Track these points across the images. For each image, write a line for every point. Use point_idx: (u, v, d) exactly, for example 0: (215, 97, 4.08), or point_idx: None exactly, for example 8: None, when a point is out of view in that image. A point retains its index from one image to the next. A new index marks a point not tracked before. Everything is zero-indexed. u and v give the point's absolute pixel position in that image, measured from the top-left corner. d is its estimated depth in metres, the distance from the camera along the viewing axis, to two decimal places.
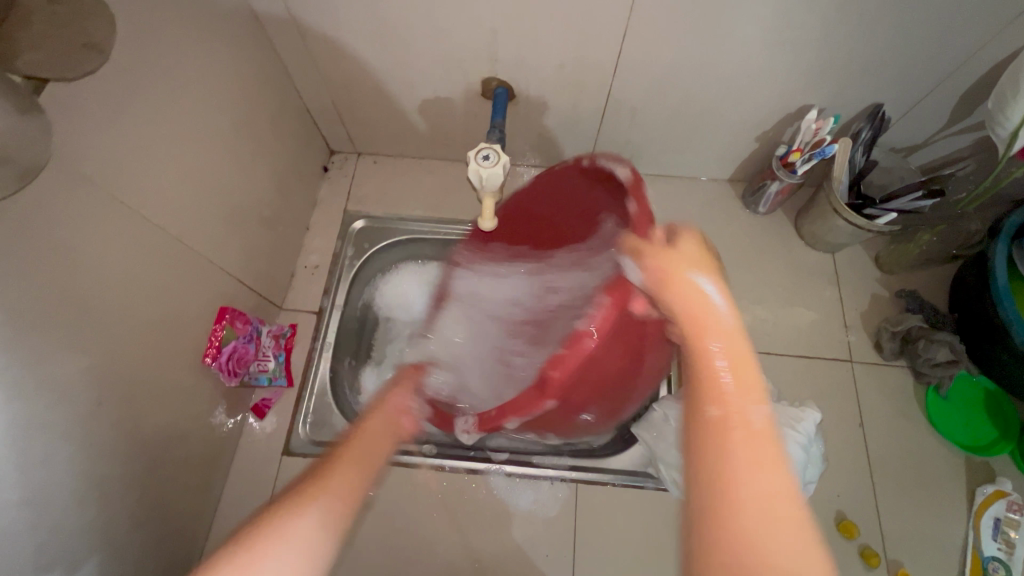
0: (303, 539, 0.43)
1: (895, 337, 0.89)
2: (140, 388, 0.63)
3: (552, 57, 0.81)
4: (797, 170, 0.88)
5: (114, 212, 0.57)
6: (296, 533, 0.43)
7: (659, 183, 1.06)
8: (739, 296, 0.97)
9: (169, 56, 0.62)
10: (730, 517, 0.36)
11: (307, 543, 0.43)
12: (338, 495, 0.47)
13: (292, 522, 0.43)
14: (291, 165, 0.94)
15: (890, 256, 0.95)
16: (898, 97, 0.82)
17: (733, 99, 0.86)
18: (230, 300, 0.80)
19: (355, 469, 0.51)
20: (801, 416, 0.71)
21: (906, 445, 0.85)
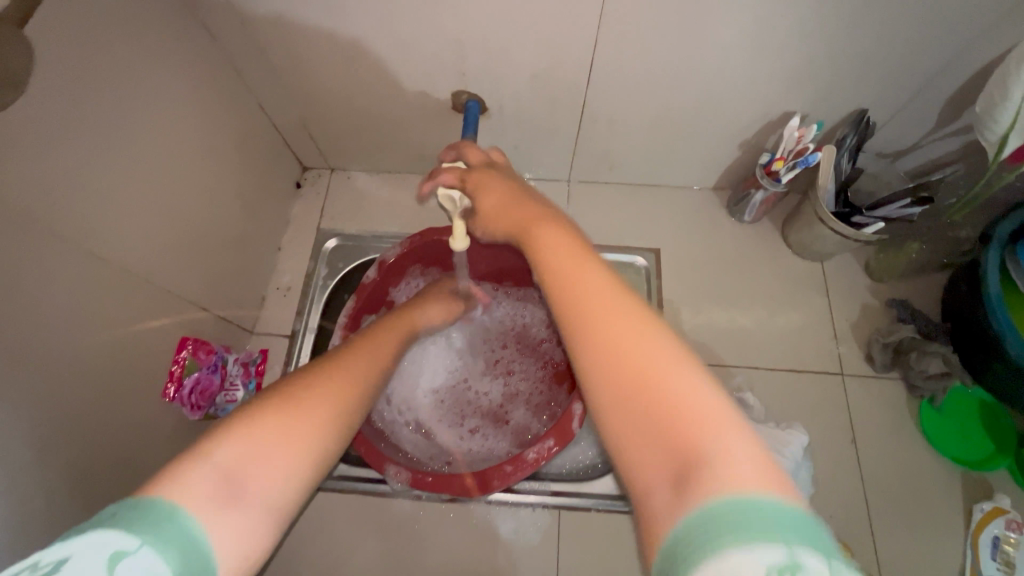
0: (266, 467, 0.39)
1: (886, 348, 0.86)
2: (93, 429, 0.60)
3: (523, 68, 0.78)
4: (782, 179, 0.86)
5: (56, 248, 0.54)
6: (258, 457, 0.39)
7: (641, 192, 1.03)
8: (726, 309, 0.94)
9: (115, 80, 0.60)
10: (655, 444, 0.33)
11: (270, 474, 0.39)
12: (309, 418, 0.43)
13: (252, 436, 0.40)
14: (259, 184, 0.91)
15: (880, 263, 0.92)
16: (882, 102, 0.80)
17: (712, 107, 0.83)
18: (193, 329, 0.77)
19: (336, 398, 0.47)
20: (788, 439, 0.68)
21: (900, 461, 0.82)
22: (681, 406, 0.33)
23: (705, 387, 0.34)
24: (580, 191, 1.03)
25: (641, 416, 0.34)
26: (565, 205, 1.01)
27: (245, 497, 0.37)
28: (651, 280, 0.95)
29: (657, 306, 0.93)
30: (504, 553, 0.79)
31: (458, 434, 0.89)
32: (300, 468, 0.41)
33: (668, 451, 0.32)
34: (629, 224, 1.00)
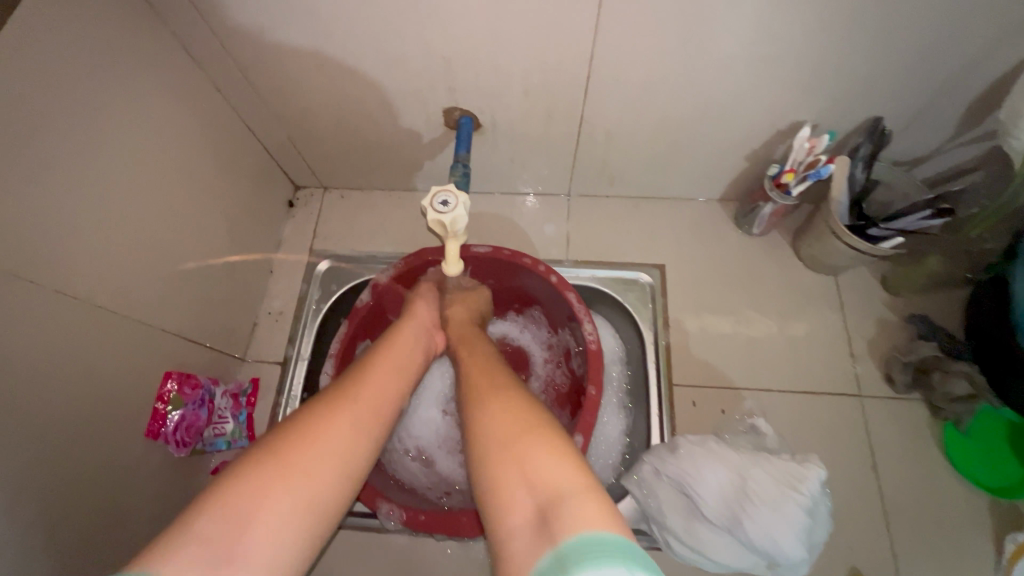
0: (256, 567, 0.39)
1: (907, 368, 0.81)
2: (69, 475, 0.57)
3: (515, 82, 0.75)
4: (791, 192, 0.81)
5: (25, 289, 0.51)
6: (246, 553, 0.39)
7: (644, 206, 0.99)
8: (735, 327, 0.89)
9: (86, 109, 0.57)
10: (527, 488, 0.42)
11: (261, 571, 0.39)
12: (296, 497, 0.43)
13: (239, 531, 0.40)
14: (247, 207, 0.88)
15: (898, 277, 0.87)
16: (897, 109, 0.75)
17: (716, 118, 0.79)
18: (178, 361, 0.74)
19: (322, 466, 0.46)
20: (804, 475, 0.63)
21: (924, 487, 0.78)
22: (549, 477, 0.42)
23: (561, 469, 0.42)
24: (580, 205, 0.99)
25: (525, 488, 0.42)
26: (565, 221, 0.98)
27: (227, 564, 0.38)
28: (656, 297, 0.91)
29: (662, 326, 0.89)
30: None
31: (458, 461, 0.86)
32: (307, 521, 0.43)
33: (540, 500, 0.41)
34: (631, 239, 0.96)
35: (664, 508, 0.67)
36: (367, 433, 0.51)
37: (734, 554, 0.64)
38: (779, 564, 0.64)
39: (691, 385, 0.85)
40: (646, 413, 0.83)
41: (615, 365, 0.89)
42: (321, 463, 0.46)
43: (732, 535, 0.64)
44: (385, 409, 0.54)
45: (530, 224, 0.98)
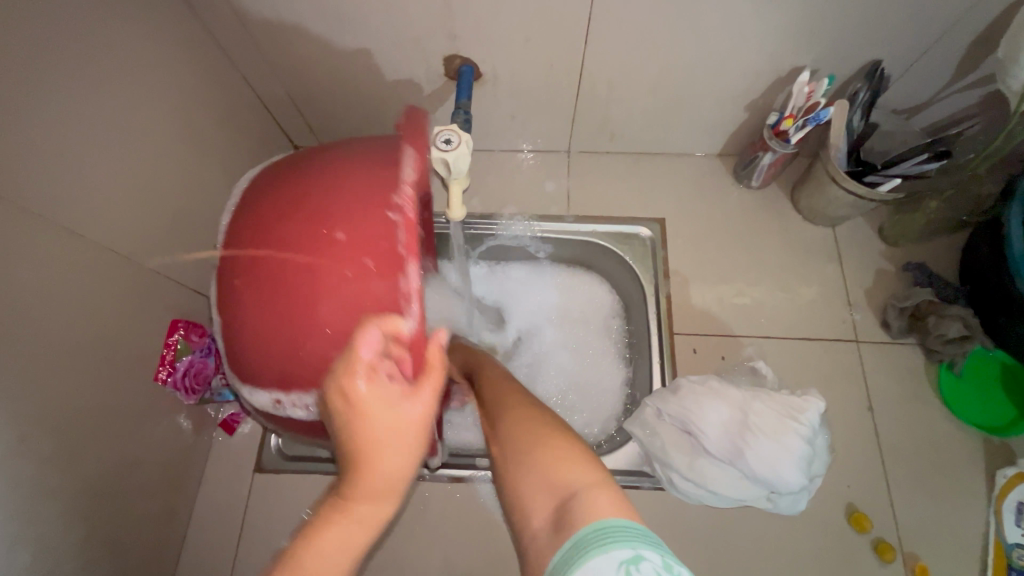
0: None
1: (903, 313, 0.83)
2: (75, 417, 0.57)
3: (516, 30, 0.74)
4: (790, 139, 0.81)
5: (26, 225, 0.51)
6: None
7: (644, 161, 0.99)
8: (734, 278, 0.91)
9: (81, 46, 0.56)
10: (567, 464, 0.39)
11: None
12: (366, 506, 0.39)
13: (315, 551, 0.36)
14: (247, 164, 0.88)
15: (895, 227, 0.88)
16: (898, 52, 0.75)
17: (716, 63, 0.79)
18: (183, 311, 0.74)
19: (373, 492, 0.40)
20: (803, 407, 0.65)
21: (917, 427, 0.80)
22: (564, 471, 0.38)
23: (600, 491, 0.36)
24: (580, 161, 0.99)
25: (541, 487, 0.39)
26: (565, 178, 0.98)
27: None
28: (656, 250, 0.92)
29: (663, 278, 0.90)
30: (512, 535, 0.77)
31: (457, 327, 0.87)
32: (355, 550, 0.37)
33: (568, 447, 0.41)
34: (631, 194, 0.96)
35: (667, 447, 0.69)
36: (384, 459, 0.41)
37: (737, 486, 0.65)
38: (780, 494, 0.65)
39: (693, 334, 0.86)
40: (647, 364, 0.85)
41: (615, 317, 0.94)
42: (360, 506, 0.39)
43: (735, 468, 0.66)
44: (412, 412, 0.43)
45: (532, 181, 0.98)
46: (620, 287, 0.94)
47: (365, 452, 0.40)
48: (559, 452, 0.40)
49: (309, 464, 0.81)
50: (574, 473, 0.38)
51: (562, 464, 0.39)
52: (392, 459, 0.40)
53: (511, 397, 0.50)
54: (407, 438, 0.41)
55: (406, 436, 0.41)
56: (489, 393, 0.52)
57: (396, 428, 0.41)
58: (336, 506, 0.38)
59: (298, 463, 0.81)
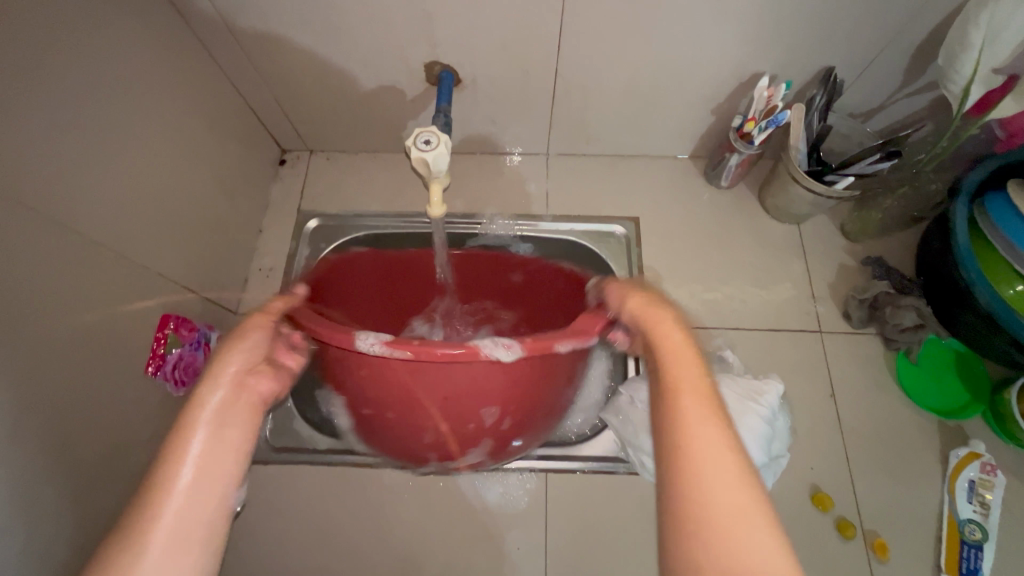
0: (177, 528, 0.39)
1: (863, 305, 0.88)
2: (69, 406, 0.60)
3: (493, 38, 0.78)
4: (754, 141, 0.86)
5: (23, 219, 0.54)
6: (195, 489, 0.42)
7: (619, 163, 1.03)
8: (705, 273, 0.95)
9: (78, 53, 0.59)
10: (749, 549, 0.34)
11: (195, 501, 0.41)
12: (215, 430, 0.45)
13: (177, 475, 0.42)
14: (236, 166, 0.91)
15: (855, 224, 0.93)
16: (851, 59, 0.80)
17: (682, 70, 0.84)
18: (174, 307, 0.76)
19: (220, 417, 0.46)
20: (763, 389, 0.69)
21: (876, 412, 0.84)
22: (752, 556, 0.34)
23: None
24: (558, 163, 1.03)
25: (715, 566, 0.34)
26: (544, 179, 1.02)
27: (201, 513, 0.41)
28: (631, 248, 0.96)
29: (637, 274, 0.94)
30: (493, 520, 0.80)
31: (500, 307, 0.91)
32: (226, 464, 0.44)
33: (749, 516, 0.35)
34: (607, 194, 1.01)
35: (638, 431, 0.75)
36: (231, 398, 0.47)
37: None
38: None
39: None
40: (622, 355, 0.89)
41: None
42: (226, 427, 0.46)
43: None
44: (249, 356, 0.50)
45: (512, 183, 1.02)
46: None
47: (236, 350, 0.49)
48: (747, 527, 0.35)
49: (296, 457, 0.83)
50: (735, 521, 0.35)
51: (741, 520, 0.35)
52: (249, 361, 0.49)
53: (701, 394, 0.41)
54: (251, 351, 0.50)
55: (257, 353, 0.50)
56: (671, 370, 0.43)
57: (247, 347, 0.49)
58: (204, 385, 0.46)
59: (286, 454, 0.83)
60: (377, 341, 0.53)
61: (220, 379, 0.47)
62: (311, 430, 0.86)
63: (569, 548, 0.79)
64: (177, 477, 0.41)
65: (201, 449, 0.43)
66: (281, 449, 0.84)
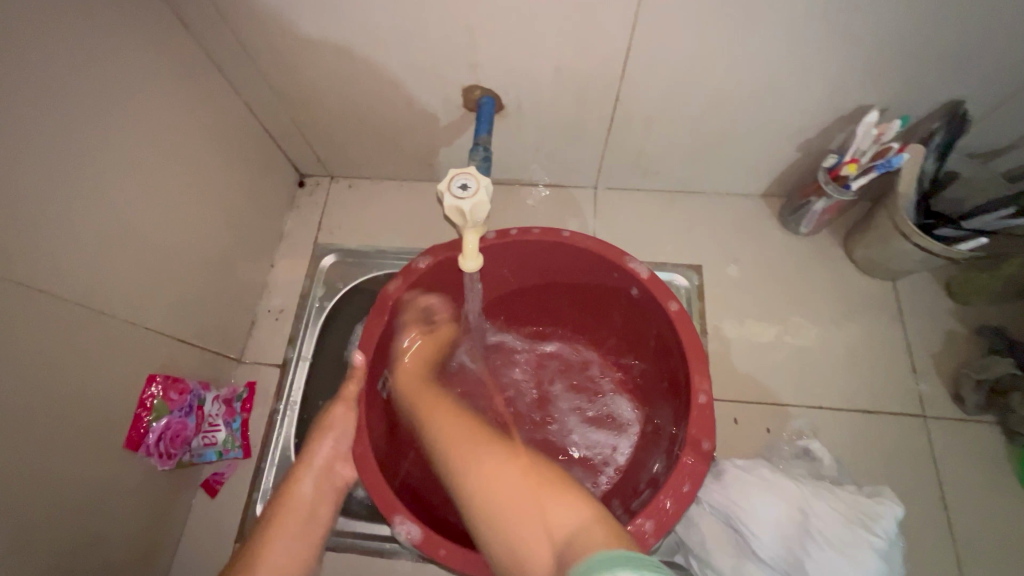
0: None
1: (980, 387, 0.72)
2: (25, 501, 0.49)
3: (546, 60, 0.67)
4: (851, 185, 0.72)
5: None
6: None
7: (679, 200, 0.90)
8: (780, 336, 0.80)
9: (62, 75, 0.49)
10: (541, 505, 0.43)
11: None
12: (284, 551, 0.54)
13: None
14: (247, 196, 0.81)
15: (965, 284, 0.78)
16: (986, 90, 0.65)
17: (771, 99, 0.70)
18: (167, 362, 0.66)
19: (290, 538, 0.55)
20: (877, 513, 0.54)
21: (998, 523, 0.69)
22: (563, 521, 0.41)
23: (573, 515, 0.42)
24: (607, 199, 0.90)
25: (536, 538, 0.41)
26: (591, 217, 0.89)
27: None
28: (692, 301, 0.83)
29: (699, 334, 0.80)
30: None
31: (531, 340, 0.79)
32: None
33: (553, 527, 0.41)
34: (664, 237, 0.87)
35: (707, 541, 0.59)
36: (309, 528, 0.57)
37: None
38: None
39: (733, 401, 0.76)
40: None
41: None
42: (288, 545, 0.55)
43: None
44: (322, 505, 0.59)
45: (554, 220, 0.89)
46: None
47: (285, 515, 0.56)
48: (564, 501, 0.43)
49: None
50: (566, 520, 0.41)
51: (547, 497, 0.44)
52: (325, 493, 0.59)
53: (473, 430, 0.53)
54: (293, 527, 0.56)
55: (302, 524, 0.56)
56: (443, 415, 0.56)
57: (303, 497, 0.58)
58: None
59: None
60: (404, 535, 0.51)
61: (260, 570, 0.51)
62: None
63: None
64: None
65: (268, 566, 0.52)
66: None
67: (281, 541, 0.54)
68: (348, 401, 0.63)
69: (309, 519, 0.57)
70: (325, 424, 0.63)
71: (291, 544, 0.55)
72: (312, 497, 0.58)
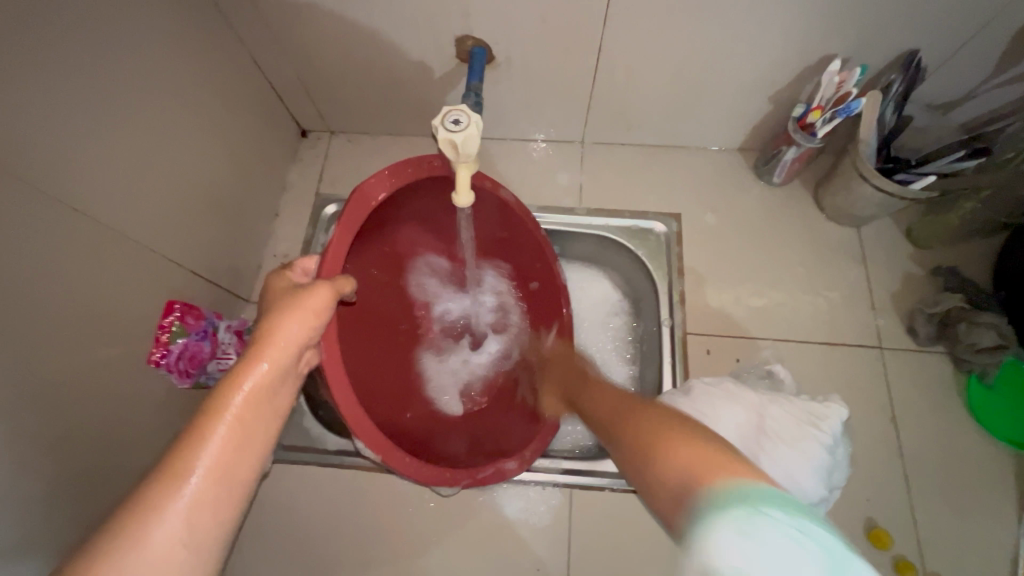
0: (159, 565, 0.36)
1: (932, 320, 0.79)
2: (65, 398, 0.55)
3: (534, 10, 0.71)
4: (817, 133, 0.77)
5: (32, 198, 0.50)
6: (170, 525, 0.36)
7: (661, 154, 0.95)
8: (752, 278, 0.86)
9: (87, 11, 0.54)
10: (640, 442, 0.39)
11: (191, 535, 0.37)
12: (230, 452, 0.40)
13: (167, 503, 0.37)
14: (253, 145, 0.85)
15: (926, 227, 0.84)
16: (939, 39, 0.70)
17: (744, 50, 0.75)
18: (182, 292, 0.72)
19: (244, 435, 0.41)
20: (824, 413, 0.61)
21: (944, 441, 0.75)
22: (668, 474, 0.34)
23: (677, 460, 0.34)
24: (594, 153, 0.95)
25: (638, 473, 0.38)
26: (578, 169, 0.94)
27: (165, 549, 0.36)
28: (671, 246, 0.88)
29: (677, 275, 0.86)
30: (507, 533, 0.73)
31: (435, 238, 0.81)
32: (227, 500, 0.39)
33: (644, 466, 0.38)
34: (647, 188, 0.93)
35: None
36: (272, 423, 0.43)
37: None
38: (796, 507, 0.62)
39: (706, 335, 0.82)
40: (657, 361, 0.82)
41: (617, 316, 0.90)
42: (258, 431, 0.42)
43: None
44: (281, 402, 0.45)
45: (544, 171, 0.94)
46: (630, 281, 0.91)
47: (243, 400, 0.42)
48: (668, 443, 0.36)
49: (305, 456, 0.77)
50: (643, 451, 0.38)
51: (648, 438, 0.38)
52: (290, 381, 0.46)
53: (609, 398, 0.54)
54: (247, 420, 0.41)
55: (257, 417, 0.42)
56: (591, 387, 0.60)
57: (263, 378, 0.43)
58: (171, 488, 0.37)
59: (293, 453, 0.77)
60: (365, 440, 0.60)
61: (197, 465, 0.38)
62: (321, 429, 0.80)
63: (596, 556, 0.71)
64: (177, 502, 0.37)
65: (211, 461, 0.39)
66: (288, 447, 0.78)
67: (221, 443, 0.40)
68: (335, 287, 0.51)
69: (270, 413, 0.43)
70: (298, 303, 0.49)
71: (242, 439, 0.41)
72: (278, 375, 0.45)
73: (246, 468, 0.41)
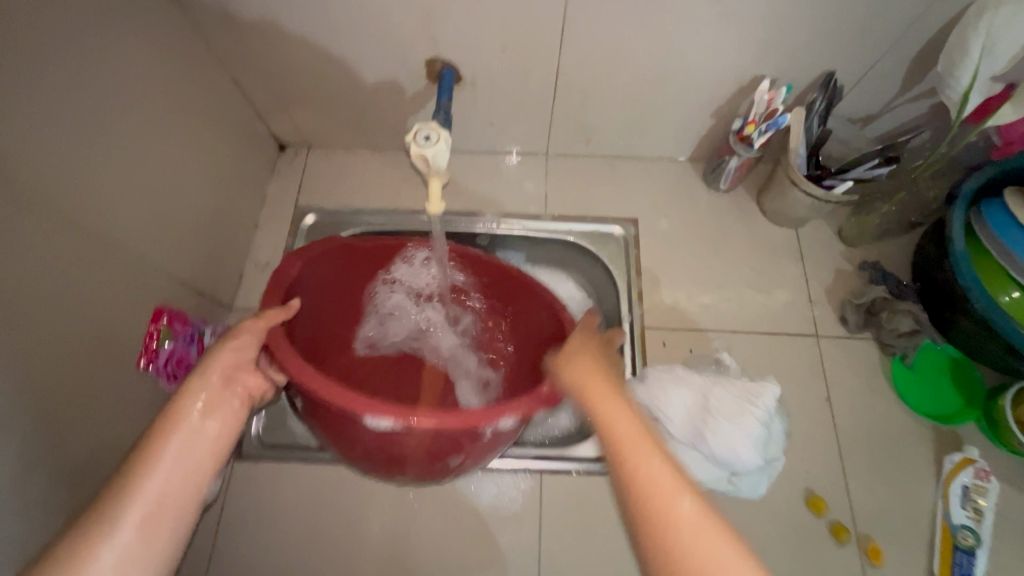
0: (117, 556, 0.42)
1: (859, 310, 0.88)
2: (62, 399, 0.58)
3: (496, 36, 0.78)
4: (754, 144, 0.86)
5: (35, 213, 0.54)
6: (124, 524, 0.43)
7: (619, 164, 1.03)
8: (702, 276, 0.95)
9: (82, 39, 0.58)
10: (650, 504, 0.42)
11: (145, 534, 0.43)
12: (179, 461, 0.46)
13: (121, 505, 0.43)
14: (233, 160, 0.90)
15: (853, 229, 0.94)
16: (853, 62, 0.80)
17: (686, 71, 0.83)
18: (169, 299, 0.76)
19: (191, 444, 0.47)
20: (759, 391, 0.69)
21: (873, 416, 0.84)
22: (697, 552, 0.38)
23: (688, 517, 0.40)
24: (557, 164, 1.03)
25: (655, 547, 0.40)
26: (543, 179, 1.02)
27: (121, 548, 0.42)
28: (630, 248, 0.96)
29: (635, 275, 0.94)
30: (482, 517, 0.79)
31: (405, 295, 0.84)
32: (178, 505, 0.45)
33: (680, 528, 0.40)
34: (606, 195, 1.01)
35: None
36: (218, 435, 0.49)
37: (697, 468, 0.69)
38: (741, 475, 0.70)
39: (662, 328, 0.90)
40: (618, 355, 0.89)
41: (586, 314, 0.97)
42: (203, 442, 0.48)
43: (697, 451, 0.69)
44: (227, 413, 0.51)
45: (511, 181, 1.01)
46: (593, 282, 0.98)
47: (179, 423, 0.48)
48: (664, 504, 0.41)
49: (291, 454, 0.82)
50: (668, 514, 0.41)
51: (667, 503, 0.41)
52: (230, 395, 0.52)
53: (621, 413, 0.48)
54: (192, 434, 0.48)
55: (201, 431, 0.48)
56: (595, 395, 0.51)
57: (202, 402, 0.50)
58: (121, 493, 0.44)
59: (281, 450, 0.82)
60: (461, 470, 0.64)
61: (146, 478, 0.45)
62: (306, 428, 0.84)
63: (566, 534, 0.78)
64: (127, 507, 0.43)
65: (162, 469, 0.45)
66: (275, 445, 0.82)
67: (169, 453, 0.46)
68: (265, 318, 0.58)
69: (215, 425, 0.49)
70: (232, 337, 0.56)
71: (189, 451, 0.47)
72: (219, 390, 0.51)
73: (196, 472, 0.47)
